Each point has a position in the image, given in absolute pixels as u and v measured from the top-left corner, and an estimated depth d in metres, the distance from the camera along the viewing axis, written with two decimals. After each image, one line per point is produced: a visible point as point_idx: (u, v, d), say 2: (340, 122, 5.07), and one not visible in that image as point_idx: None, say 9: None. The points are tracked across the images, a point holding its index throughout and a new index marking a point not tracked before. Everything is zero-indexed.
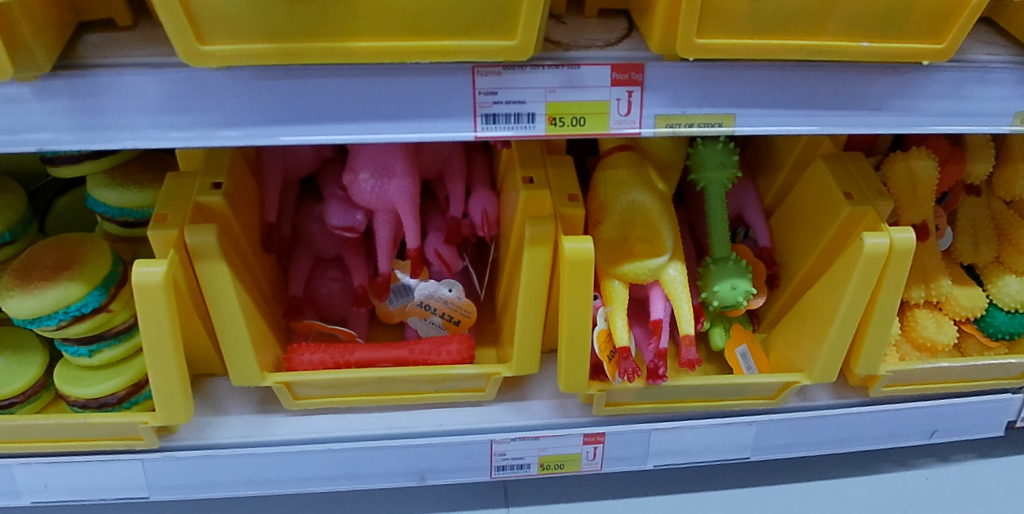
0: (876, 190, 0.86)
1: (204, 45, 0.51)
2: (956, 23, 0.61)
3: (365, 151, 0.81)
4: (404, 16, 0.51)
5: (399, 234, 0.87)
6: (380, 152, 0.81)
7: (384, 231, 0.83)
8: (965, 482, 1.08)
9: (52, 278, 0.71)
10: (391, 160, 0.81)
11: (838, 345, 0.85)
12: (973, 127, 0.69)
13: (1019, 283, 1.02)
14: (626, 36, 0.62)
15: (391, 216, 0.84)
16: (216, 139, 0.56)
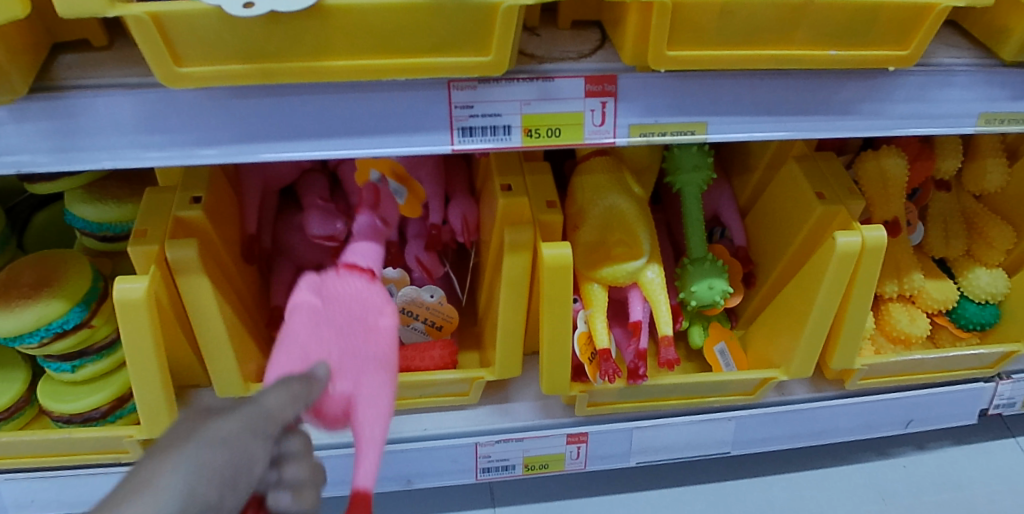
0: (848, 189, 0.88)
1: (182, 66, 0.51)
2: (920, 30, 0.63)
3: (325, 283, 0.63)
4: (381, 36, 0.51)
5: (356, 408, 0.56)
6: (341, 282, 0.64)
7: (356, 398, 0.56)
8: (940, 469, 1.11)
9: (32, 295, 0.71)
10: (349, 288, 0.63)
11: (814, 341, 0.87)
12: (938, 128, 0.72)
13: (988, 275, 1.05)
14: (599, 47, 0.64)
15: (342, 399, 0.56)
16: (193, 157, 0.56)
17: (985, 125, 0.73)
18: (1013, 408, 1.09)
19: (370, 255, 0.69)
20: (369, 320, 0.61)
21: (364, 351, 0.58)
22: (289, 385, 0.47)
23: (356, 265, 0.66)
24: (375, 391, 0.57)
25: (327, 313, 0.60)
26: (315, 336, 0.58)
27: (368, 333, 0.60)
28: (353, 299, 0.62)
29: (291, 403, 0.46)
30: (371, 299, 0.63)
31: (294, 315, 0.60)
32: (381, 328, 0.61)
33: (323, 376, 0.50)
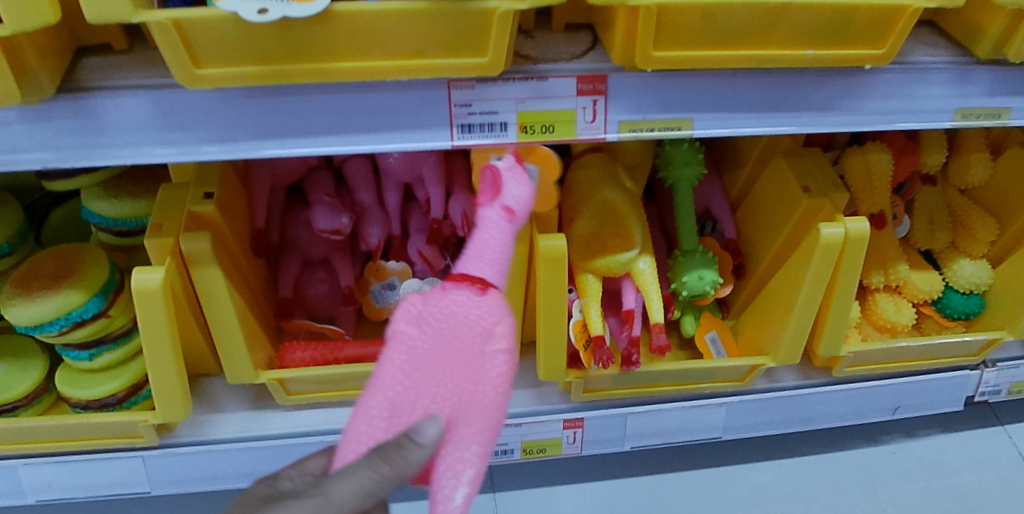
0: (833, 182, 0.91)
1: (200, 68, 0.54)
2: (894, 30, 0.66)
3: (427, 309, 0.54)
4: (385, 39, 0.55)
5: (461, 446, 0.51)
6: (445, 305, 0.54)
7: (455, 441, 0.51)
8: (927, 455, 1.15)
9: (52, 287, 0.75)
10: (457, 316, 0.54)
11: (801, 329, 0.91)
12: (915, 123, 0.75)
13: (973, 266, 1.08)
14: (591, 49, 0.67)
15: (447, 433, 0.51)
16: (201, 153, 0.60)
17: (960, 120, 0.76)
18: (998, 395, 1.12)
19: (484, 268, 0.57)
20: (480, 354, 0.54)
21: (465, 396, 0.52)
22: (374, 469, 0.46)
23: (469, 277, 0.56)
24: (466, 452, 0.51)
25: (433, 346, 0.53)
26: (416, 377, 0.52)
27: (475, 376, 0.53)
28: (463, 326, 0.54)
29: (372, 490, 0.46)
30: (484, 326, 0.54)
31: (394, 348, 0.53)
32: (489, 369, 0.53)
33: (421, 447, 0.47)
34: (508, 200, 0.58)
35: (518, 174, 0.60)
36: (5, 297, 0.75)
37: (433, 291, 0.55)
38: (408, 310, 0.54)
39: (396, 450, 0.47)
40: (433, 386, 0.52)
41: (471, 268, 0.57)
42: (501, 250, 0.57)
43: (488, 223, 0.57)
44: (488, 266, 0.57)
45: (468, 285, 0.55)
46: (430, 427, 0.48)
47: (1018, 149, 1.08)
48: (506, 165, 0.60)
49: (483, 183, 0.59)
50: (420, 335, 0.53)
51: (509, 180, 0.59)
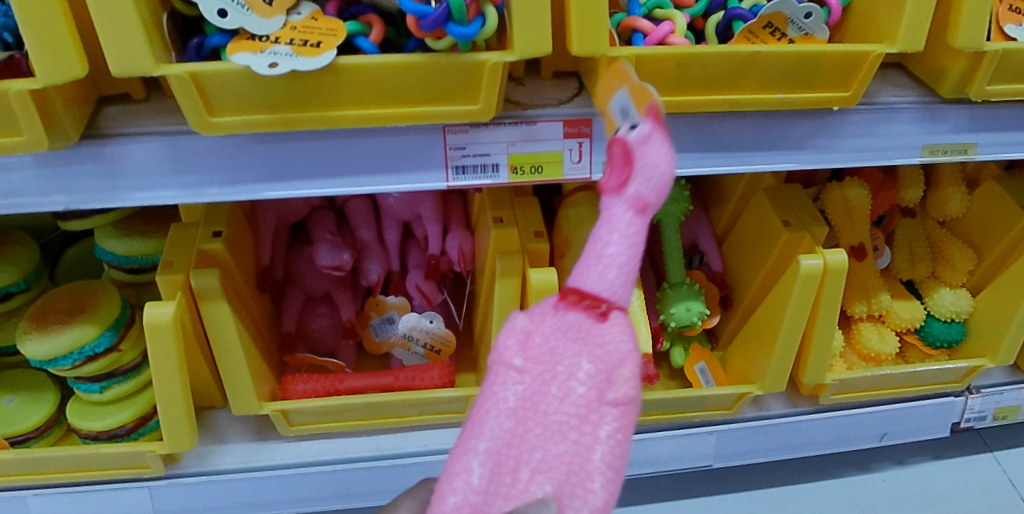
0: (812, 216, 0.96)
1: (214, 116, 0.59)
2: (858, 75, 0.71)
3: (537, 329, 0.44)
4: (384, 88, 0.60)
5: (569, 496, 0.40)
6: (558, 327, 0.43)
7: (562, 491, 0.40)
8: (917, 482, 1.17)
9: (67, 321, 0.78)
10: (571, 342, 0.43)
11: (785, 357, 0.94)
12: (885, 160, 0.79)
13: (953, 295, 1.12)
14: (576, 94, 0.72)
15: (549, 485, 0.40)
16: (206, 195, 0.64)
17: (929, 156, 0.80)
18: (985, 422, 1.15)
19: (607, 285, 0.42)
20: (589, 416, 0.41)
21: (575, 450, 0.40)
22: None
23: (587, 295, 0.43)
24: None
25: (543, 394, 0.42)
26: (519, 436, 0.41)
27: (587, 450, 0.40)
28: (579, 360, 0.42)
29: None
30: (608, 363, 0.42)
31: (493, 396, 0.42)
32: (607, 428, 0.41)
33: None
34: (641, 181, 0.43)
35: (664, 143, 0.43)
36: (21, 332, 0.79)
37: (543, 305, 0.45)
38: (514, 333, 0.44)
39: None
40: (539, 456, 0.40)
41: (587, 277, 0.43)
42: (630, 257, 0.43)
43: (615, 213, 0.43)
44: (612, 276, 0.42)
45: (578, 299, 0.43)
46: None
47: (993, 183, 1.13)
48: (642, 130, 0.43)
49: (613, 158, 0.44)
50: (526, 367, 0.43)
51: (648, 156, 0.42)
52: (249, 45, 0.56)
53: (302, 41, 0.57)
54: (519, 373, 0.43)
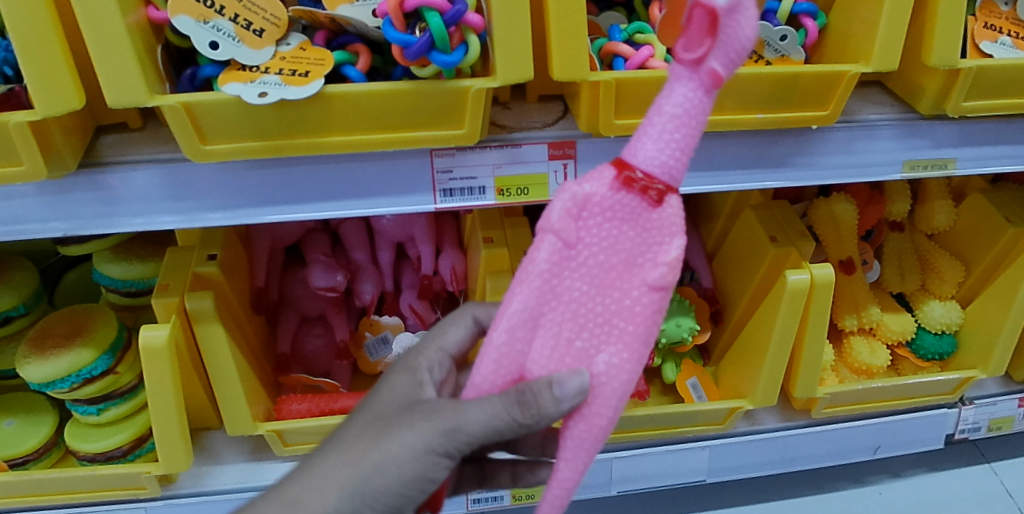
0: (799, 232, 0.97)
1: (207, 144, 0.61)
2: (835, 93, 0.72)
3: (592, 197, 0.48)
4: (371, 115, 0.61)
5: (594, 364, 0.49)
6: (612, 205, 0.48)
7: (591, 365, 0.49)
8: (913, 495, 1.17)
9: (65, 345, 0.80)
10: (622, 222, 0.48)
11: (775, 372, 0.95)
12: (866, 176, 0.80)
13: (942, 307, 1.12)
14: (561, 117, 0.74)
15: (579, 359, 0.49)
16: (203, 219, 0.66)
17: (911, 171, 0.81)
18: (978, 433, 1.15)
19: (667, 161, 0.47)
20: (618, 299, 0.48)
21: (603, 326, 0.49)
22: (508, 407, 0.47)
23: (644, 176, 0.47)
24: (602, 409, 0.50)
25: (586, 273, 0.48)
26: (560, 310, 0.49)
27: (616, 333, 0.49)
28: (627, 237, 0.48)
29: (501, 425, 0.48)
30: (651, 244, 0.49)
31: (535, 259, 0.48)
32: (637, 314, 0.49)
33: (555, 403, 0.46)
34: (723, 56, 0.44)
35: (747, 7, 0.43)
36: (21, 356, 0.80)
37: (596, 172, 0.48)
38: (562, 213, 0.47)
39: (531, 395, 0.47)
40: (568, 337, 0.49)
41: (644, 151, 0.47)
42: (693, 127, 0.46)
43: (688, 84, 0.46)
44: (668, 158, 0.47)
45: (635, 174, 0.47)
46: (572, 382, 0.47)
47: (978, 195, 1.13)
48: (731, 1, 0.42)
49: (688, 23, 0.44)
50: (579, 233, 0.48)
51: (735, 32, 0.43)
52: (239, 76, 0.59)
53: (291, 71, 0.59)
54: (564, 246, 0.48)
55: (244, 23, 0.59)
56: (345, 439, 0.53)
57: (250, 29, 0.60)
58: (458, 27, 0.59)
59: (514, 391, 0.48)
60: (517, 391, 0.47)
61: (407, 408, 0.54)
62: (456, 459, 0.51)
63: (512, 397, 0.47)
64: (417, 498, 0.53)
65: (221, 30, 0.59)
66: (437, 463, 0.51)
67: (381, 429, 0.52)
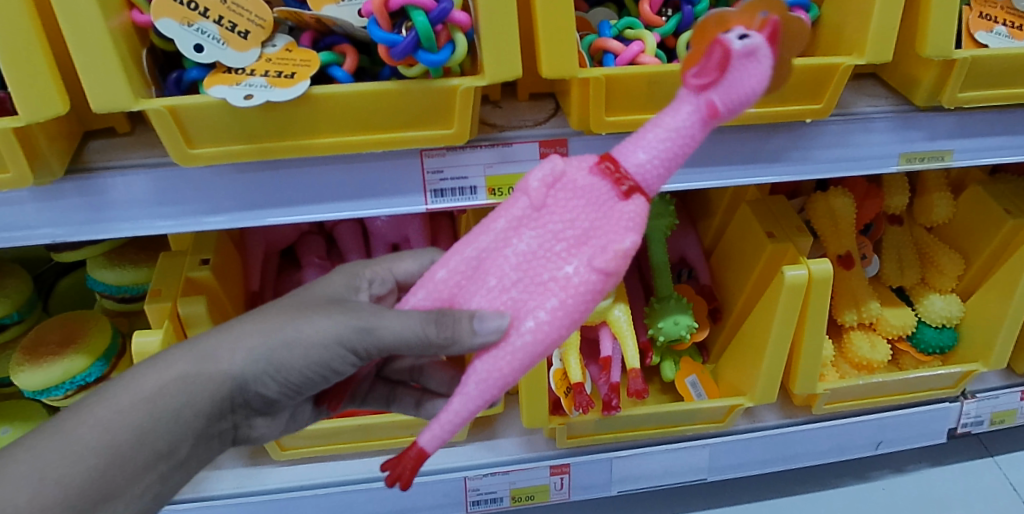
0: (796, 226, 0.96)
1: (193, 147, 0.60)
2: (829, 86, 0.71)
3: (565, 173, 0.50)
4: (359, 116, 0.61)
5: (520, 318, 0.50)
6: (583, 186, 0.50)
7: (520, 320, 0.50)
8: (917, 490, 1.16)
9: (58, 352, 0.79)
10: (587, 204, 0.50)
11: (774, 369, 0.94)
12: (862, 169, 0.79)
13: (943, 301, 1.11)
14: (552, 115, 0.73)
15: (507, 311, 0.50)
16: (201, 223, 0.66)
17: (907, 163, 0.80)
18: (981, 427, 1.14)
19: (647, 168, 0.49)
20: (562, 268, 0.49)
21: (541, 289, 0.50)
22: (428, 324, 0.50)
23: (621, 169, 0.49)
24: (508, 359, 0.50)
25: (539, 236, 0.50)
26: (506, 261, 0.50)
27: (547, 295, 0.49)
28: (585, 216, 0.49)
29: (414, 338, 0.50)
30: (608, 228, 0.49)
31: (504, 211, 0.51)
32: (573, 286, 0.49)
33: (471, 337, 0.49)
34: (725, 90, 0.47)
35: (756, 61, 0.47)
36: (14, 364, 0.79)
37: (584, 156, 0.52)
38: (543, 177, 0.50)
39: (450, 320, 0.49)
40: (506, 287, 0.50)
41: (632, 153, 0.49)
42: (678, 142, 0.48)
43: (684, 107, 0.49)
44: (649, 162, 0.49)
45: (612, 167, 0.50)
46: (491, 323, 0.49)
47: (977, 187, 1.13)
48: (748, 48, 0.47)
49: (703, 55, 0.48)
50: (543, 200, 0.50)
51: (740, 77, 0.47)
52: (226, 79, 0.58)
53: (278, 73, 0.58)
54: (531, 212, 0.51)
55: (229, 26, 0.59)
56: (267, 311, 0.55)
57: (235, 31, 0.59)
58: (445, 26, 0.58)
59: (438, 311, 0.50)
60: (440, 312, 0.50)
61: (334, 301, 0.55)
62: (362, 359, 0.53)
63: (434, 315, 0.50)
64: (315, 384, 0.55)
65: (205, 32, 0.58)
66: (344, 357, 0.53)
67: (303, 310, 0.54)
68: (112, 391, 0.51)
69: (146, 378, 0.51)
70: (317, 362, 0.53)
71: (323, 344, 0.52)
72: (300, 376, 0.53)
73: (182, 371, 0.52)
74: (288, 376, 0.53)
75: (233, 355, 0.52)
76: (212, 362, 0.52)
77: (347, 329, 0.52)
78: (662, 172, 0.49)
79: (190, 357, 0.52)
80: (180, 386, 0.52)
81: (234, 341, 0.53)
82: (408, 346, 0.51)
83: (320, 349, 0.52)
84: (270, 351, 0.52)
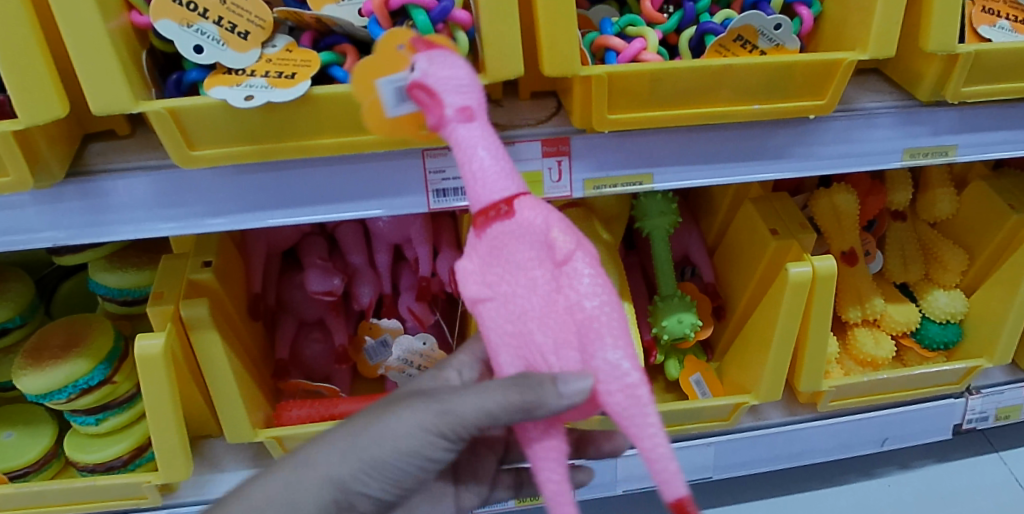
0: (799, 223, 0.96)
1: (194, 149, 0.60)
2: (832, 82, 0.70)
3: (473, 261, 0.52)
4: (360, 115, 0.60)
5: (594, 340, 0.47)
6: (493, 242, 0.51)
7: (605, 343, 0.46)
8: (924, 487, 1.16)
9: (60, 356, 0.79)
10: (512, 245, 0.50)
11: (779, 366, 0.93)
12: (866, 165, 0.79)
13: (947, 296, 1.11)
14: (554, 114, 0.73)
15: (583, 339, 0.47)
16: (204, 225, 0.66)
17: (910, 159, 0.80)
18: (987, 422, 1.14)
19: (497, 184, 0.50)
20: (562, 288, 0.48)
21: (572, 313, 0.47)
22: (505, 394, 0.49)
23: (485, 209, 0.50)
24: (619, 371, 0.46)
25: (516, 296, 0.50)
26: (534, 325, 0.49)
27: (580, 304, 0.47)
28: (518, 252, 0.50)
29: (496, 412, 0.50)
30: (532, 237, 0.50)
31: (487, 321, 0.51)
32: (587, 287, 0.47)
33: (557, 400, 0.46)
34: (451, 89, 0.49)
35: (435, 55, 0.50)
36: (17, 368, 0.79)
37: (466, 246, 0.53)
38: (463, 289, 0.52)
39: (534, 386, 0.47)
40: (559, 338, 0.48)
41: (484, 195, 0.50)
42: (490, 142, 0.51)
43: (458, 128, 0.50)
44: (495, 182, 0.50)
45: (484, 222, 0.51)
46: (575, 382, 0.46)
47: (980, 182, 1.12)
48: (423, 72, 0.49)
49: (421, 105, 0.50)
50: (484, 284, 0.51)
51: (442, 83, 0.49)
52: (226, 80, 0.58)
53: (278, 73, 0.58)
54: (489, 296, 0.51)
55: (228, 26, 0.59)
56: (359, 413, 0.57)
57: (234, 32, 0.59)
58: (446, 24, 0.58)
59: (516, 380, 0.49)
60: (515, 379, 0.49)
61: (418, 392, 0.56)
62: (454, 443, 0.54)
63: (509, 384, 0.49)
64: (416, 475, 0.55)
65: (205, 32, 0.58)
66: (437, 440, 0.53)
67: (390, 406, 0.56)
68: (234, 502, 0.55)
69: (263, 488, 0.55)
70: (411, 451, 0.53)
71: (415, 430, 0.53)
72: (401, 467, 0.54)
73: (290, 478, 0.55)
74: (388, 469, 0.54)
75: (335, 455, 0.55)
76: (317, 464, 0.55)
77: (434, 412, 0.53)
78: (498, 150, 0.51)
79: (299, 463, 0.56)
80: (292, 491, 0.54)
81: (334, 442, 0.56)
82: (495, 422, 0.50)
83: (414, 437, 0.53)
84: (368, 446, 0.54)
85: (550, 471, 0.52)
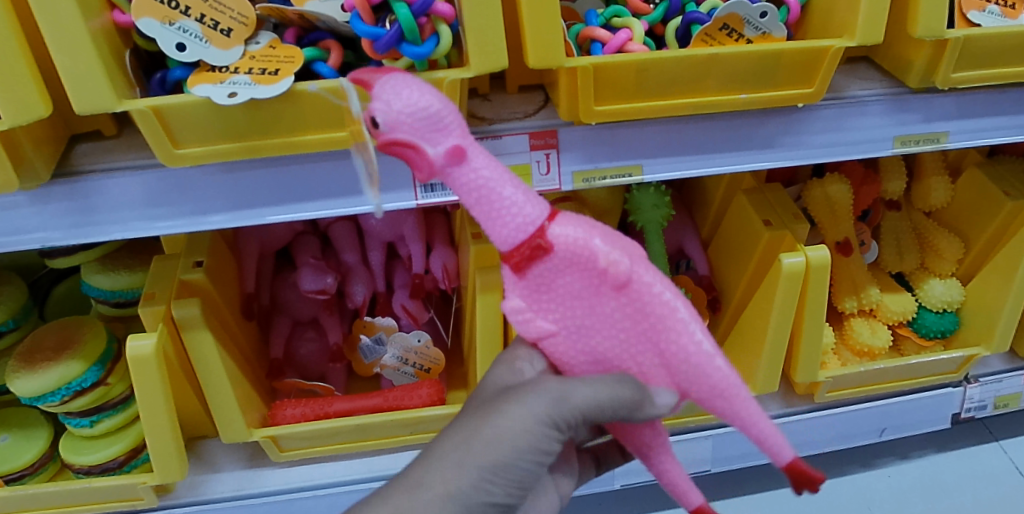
0: (793, 214, 0.96)
1: (178, 147, 0.60)
2: (820, 70, 0.70)
3: (522, 298, 0.57)
4: (344, 110, 0.60)
5: (679, 341, 0.54)
6: (539, 278, 0.54)
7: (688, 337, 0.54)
8: (925, 477, 1.16)
9: (53, 358, 0.79)
10: (563, 277, 0.54)
11: (775, 355, 0.93)
12: (857, 154, 0.78)
13: (943, 286, 1.11)
14: (542, 107, 0.74)
15: (665, 346, 0.54)
16: (194, 224, 0.65)
17: (902, 146, 0.79)
18: (985, 411, 1.13)
19: (526, 219, 0.53)
20: (631, 310, 0.54)
21: (647, 327, 0.54)
22: (616, 391, 0.54)
23: (523, 254, 0.53)
24: (709, 362, 0.54)
25: (579, 325, 0.56)
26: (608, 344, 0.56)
27: (658, 312, 0.54)
28: (573, 284, 0.54)
29: (607, 403, 0.54)
30: (585, 265, 0.53)
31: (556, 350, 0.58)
32: (658, 296, 0.54)
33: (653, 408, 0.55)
34: (427, 137, 0.50)
35: (391, 104, 0.49)
36: (10, 371, 0.79)
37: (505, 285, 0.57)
38: (531, 330, 0.57)
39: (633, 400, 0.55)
40: (640, 354, 0.56)
41: (520, 239, 0.53)
42: (491, 168, 0.52)
43: (454, 167, 0.51)
44: (527, 212, 0.53)
45: (523, 264, 0.54)
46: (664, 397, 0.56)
47: (975, 169, 1.11)
48: (390, 125, 0.50)
49: (407, 160, 0.51)
50: (545, 318, 0.57)
51: (414, 131, 0.50)
52: (209, 77, 0.58)
53: (262, 70, 0.58)
54: (552, 331, 0.57)
55: (211, 23, 0.59)
56: (459, 423, 0.57)
57: (217, 28, 0.59)
58: (430, 18, 0.58)
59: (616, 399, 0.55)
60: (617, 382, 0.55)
61: (509, 391, 0.58)
62: (566, 433, 0.56)
63: (616, 385, 0.55)
64: (533, 476, 0.56)
65: (187, 31, 0.58)
66: (553, 433, 0.55)
67: (493, 408, 0.57)
68: None
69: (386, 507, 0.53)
70: (531, 447, 0.55)
71: (528, 425, 0.55)
72: (520, 465, 0.55)
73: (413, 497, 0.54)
74: (508, 471, 0.55)
75: (454, 465, 0.54)
76: (437, 478, 0.54)
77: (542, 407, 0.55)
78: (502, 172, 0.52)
79: (417, 480, 0.55)
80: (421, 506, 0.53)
81: (447, 454, 0.55)
82: (605, 407, 0.54)
83: (526, 430, 0.55)
84: (482, 449, 0.54)
85: (659, 455, 0.62)
